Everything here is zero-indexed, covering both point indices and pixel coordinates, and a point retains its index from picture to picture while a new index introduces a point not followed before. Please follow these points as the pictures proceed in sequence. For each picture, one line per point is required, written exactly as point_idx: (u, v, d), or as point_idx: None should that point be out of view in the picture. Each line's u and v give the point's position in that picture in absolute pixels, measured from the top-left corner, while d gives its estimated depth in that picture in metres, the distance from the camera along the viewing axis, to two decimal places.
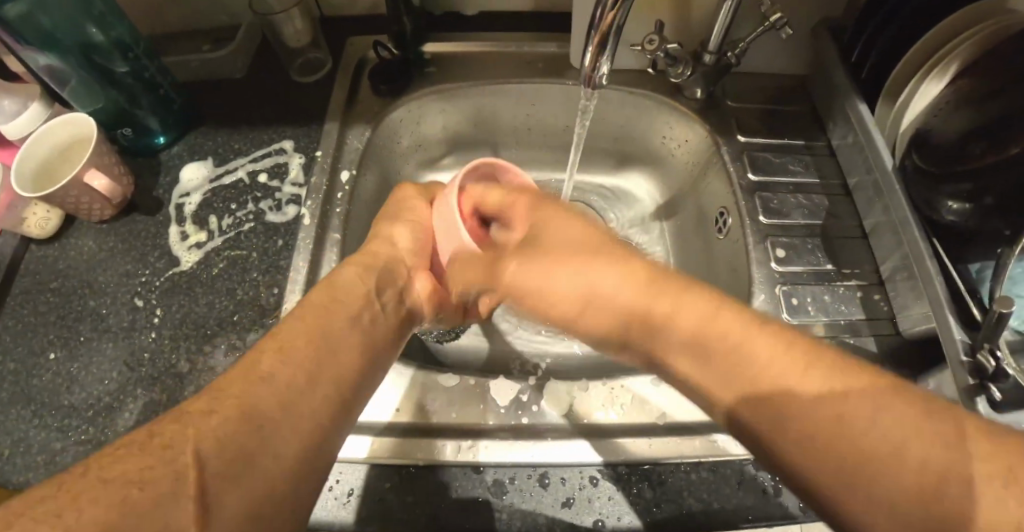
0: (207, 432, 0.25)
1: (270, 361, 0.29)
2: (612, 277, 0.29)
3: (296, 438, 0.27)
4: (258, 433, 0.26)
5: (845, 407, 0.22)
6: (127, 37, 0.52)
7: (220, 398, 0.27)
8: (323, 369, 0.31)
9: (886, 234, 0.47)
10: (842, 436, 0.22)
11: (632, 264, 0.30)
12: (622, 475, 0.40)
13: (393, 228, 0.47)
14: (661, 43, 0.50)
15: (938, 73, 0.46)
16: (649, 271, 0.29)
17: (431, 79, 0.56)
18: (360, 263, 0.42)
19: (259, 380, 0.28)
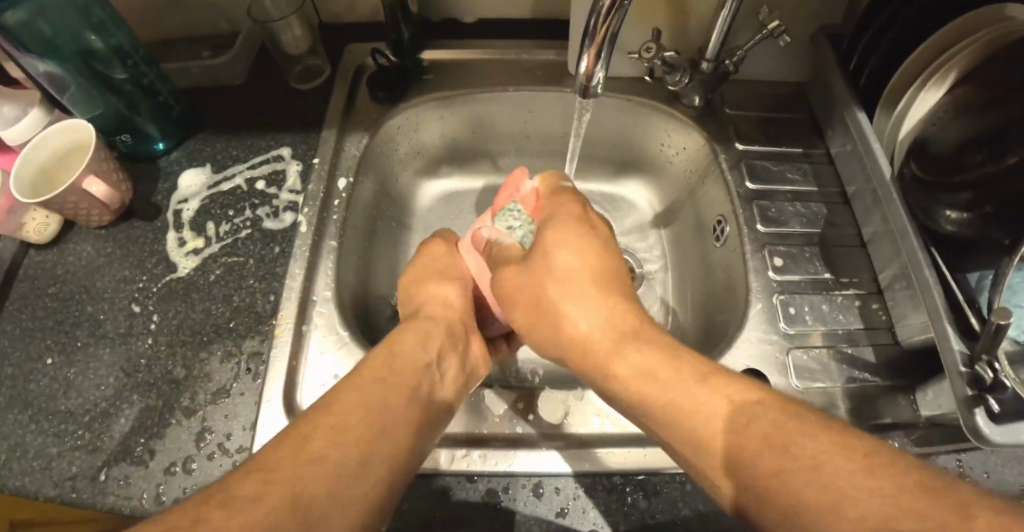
0: (252, 518, 0.24)
1: (318, 439, 0.29)
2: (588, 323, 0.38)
3: (346, 521, 0.27)
4: (307, 519, 0.25)
5: (822, 461, 0.24)
6: (126, 44, 0.52)
7: (268, 476, 0.26)
8: (377, 436, 0.31)
9: (885, 243, 0.47)
10: (808, 477, 0.24)
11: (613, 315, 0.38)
12: (617, 485, 0.39)
13: (437, 285, 0.47)
14: (658, 51, 0.50)
15: (937, 81, 0.46)
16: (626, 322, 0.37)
17: (429, 87, 0.56)
18: (420, 325, 0.43)
19: (310, 459, 0.28)
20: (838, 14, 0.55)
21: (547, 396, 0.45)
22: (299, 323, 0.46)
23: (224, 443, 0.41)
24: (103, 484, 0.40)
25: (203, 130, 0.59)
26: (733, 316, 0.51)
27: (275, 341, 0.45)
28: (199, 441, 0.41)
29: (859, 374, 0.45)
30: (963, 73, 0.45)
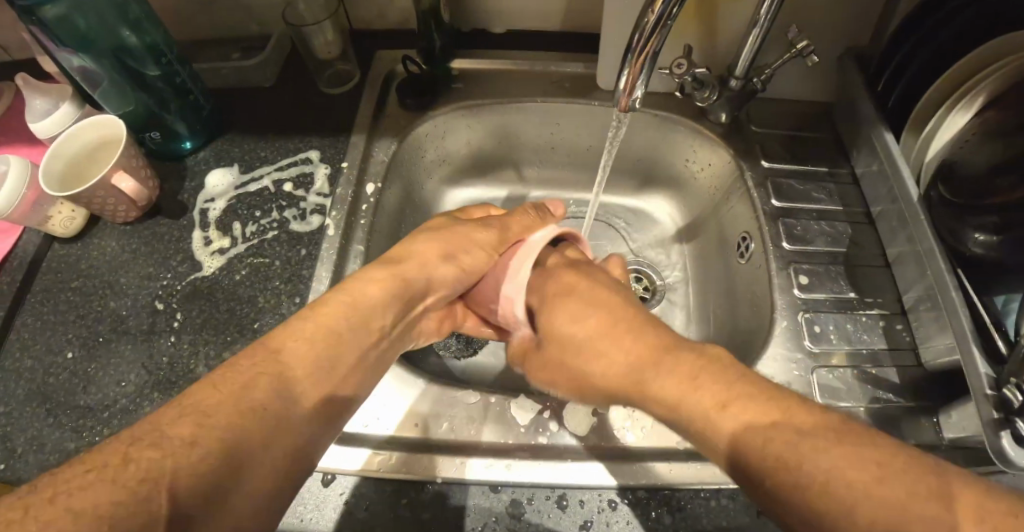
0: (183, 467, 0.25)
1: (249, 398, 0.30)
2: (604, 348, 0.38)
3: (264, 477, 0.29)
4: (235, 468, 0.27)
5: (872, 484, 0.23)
6: (160, 42, 0.52)
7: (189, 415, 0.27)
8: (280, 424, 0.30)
9: (910, 264, 0.47)
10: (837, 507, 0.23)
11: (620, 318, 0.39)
12: (642, 499, 0.39)
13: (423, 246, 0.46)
14: (689, 67, 0.50)
15: (966, 104, 0.46)
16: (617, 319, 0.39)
17: (458, 96, 0.57)
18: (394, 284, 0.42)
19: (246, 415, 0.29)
20: (866, 37, 0.55)
21: (571, 407, 0.45)
22: None
23: None
24: None
25: (231, 131, 0.59)
26: (756, 332, 0.51)
27: None
28: None
29: (885, 395, 0.44)
30: (991, 95, 0.45)
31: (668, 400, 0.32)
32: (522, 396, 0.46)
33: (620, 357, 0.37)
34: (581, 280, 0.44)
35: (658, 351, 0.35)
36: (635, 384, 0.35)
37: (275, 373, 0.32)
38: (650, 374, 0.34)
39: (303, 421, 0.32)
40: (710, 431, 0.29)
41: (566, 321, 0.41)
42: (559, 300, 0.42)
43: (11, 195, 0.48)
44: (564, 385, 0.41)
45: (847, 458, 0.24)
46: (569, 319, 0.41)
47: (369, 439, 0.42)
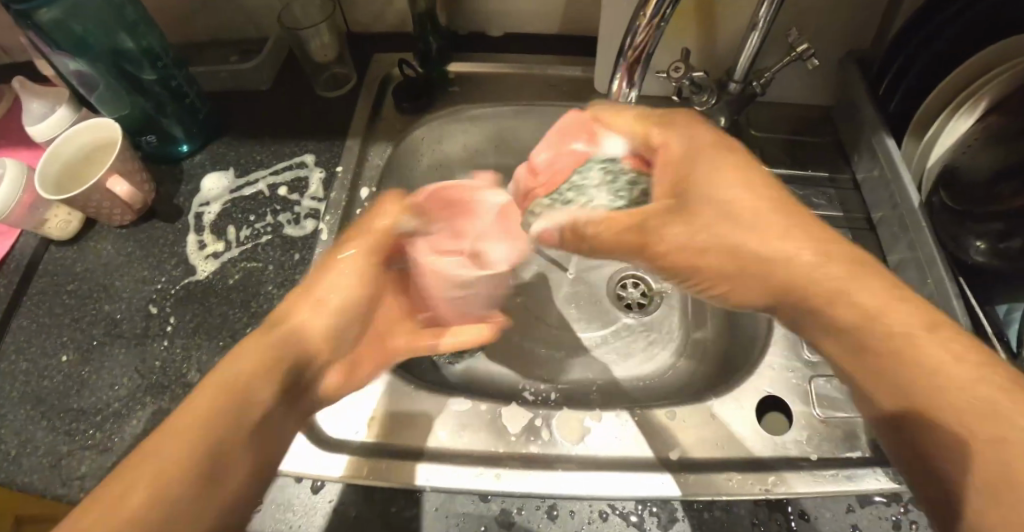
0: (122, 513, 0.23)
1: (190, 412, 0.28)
2: (789, 244, 0.31)
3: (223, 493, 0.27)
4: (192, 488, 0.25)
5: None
6: (157, 46, 0.52)
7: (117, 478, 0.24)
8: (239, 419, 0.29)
9: (911, 272, 0.46)
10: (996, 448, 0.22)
11: (811, 227, 0.32)
12: (633, 511, 0.39)
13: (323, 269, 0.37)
14: (687, 71, 0.50)
15: (968, 109, 0.45)
16: (822, 230, 0.32)
17: (454, 99, 0.57)
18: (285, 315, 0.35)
19: (182, 434, 0.26)
20: (867, 40, 0.54)
21: (563, 415, 0.44)
22: None
23: None
24: None
25: (227, 134, 0.59)
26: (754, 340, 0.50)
27: None
28: None
29: None
30: (994, 100, 0.43)
31: (868, 311, 0.28)
32: (514, 404, 0.45)
33: (795, 249, 0.31)
34: (729, 148, 0.34)
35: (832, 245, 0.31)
36: (810, 284, 0.30)
37: (227, 371, 0.30)
38: (851, 280, 0.29)
39: (270, 415, 0.31)
40: (897, 343, 0.27)
41: (691, 188, 0.32)
42: (705, 163, 0.32)
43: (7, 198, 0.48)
44: (699, 265, 0.34)
45: (978, 375, 0.24)
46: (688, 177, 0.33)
47: (359, 446, 0.42)
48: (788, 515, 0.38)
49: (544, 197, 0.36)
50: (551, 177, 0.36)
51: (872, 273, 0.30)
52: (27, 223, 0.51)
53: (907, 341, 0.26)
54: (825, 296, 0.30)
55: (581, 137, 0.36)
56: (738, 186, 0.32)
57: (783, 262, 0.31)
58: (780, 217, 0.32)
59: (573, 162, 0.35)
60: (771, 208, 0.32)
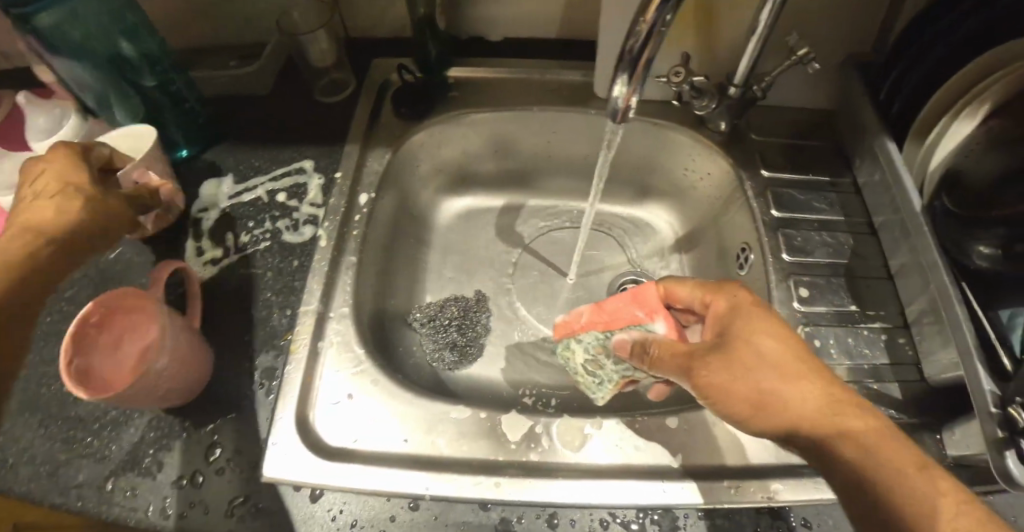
0: None
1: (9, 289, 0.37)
2: (796, 391, 0.34)
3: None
4: None
5: None
6: (156, 50, 0.52)
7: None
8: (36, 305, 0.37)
9: (913, 276, 0.46)
10: None
11: (820, 382, 0.34)
12: (633, 519, 0.38)
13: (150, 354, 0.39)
14: (687, 75, 0.49)
15: (967, 115, 0.44)
16: (832, 388, 0.34)
17: (453, 104, 0.56)
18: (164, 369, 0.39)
19: None
20: (869, 43, 0.54)
21: (563, 422, 0.44)
22: (315, 339, 0.46)
23: (234, 458, 0.41)
24: (109, 494, 0.40)
25: (226, 140, 0.59)
26: None
27: (290, 355, 0.45)
28: (210, 454, 0.41)
29: (885, 412, 0.44)
30: (994, 104, 0.43)
31: (861, 443, 0.31)
32: (514, 411, 0.45)
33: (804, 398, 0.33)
34: (760, 308, 0.37)
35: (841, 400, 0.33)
36: (821, 422, 0.32)
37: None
38: (846, 416, 0.32)
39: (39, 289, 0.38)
40: (884, 474, 0.29)
41: (727, 343, 0.36)
42: (738, 317, 0.37)
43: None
44: (731, 408, 0.35)
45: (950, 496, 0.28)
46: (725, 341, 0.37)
47: (358, 455, 0.41)
48: (789, 523, 0.38)
49: (598, 331, 0.44)
50: (611, 321, 0.44)
51: (871, 415, 0.32)
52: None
53: (902, 475, 0.29)
54: (828, 427, 0.32)
55: (643, 305, 0.43)
56: (759, 336, 0.35)
57: (783, 401, 0.34)
58: (792, 368, 0.34)
59: (629, 319, 0.43)
60: (793, 360, 0.35)
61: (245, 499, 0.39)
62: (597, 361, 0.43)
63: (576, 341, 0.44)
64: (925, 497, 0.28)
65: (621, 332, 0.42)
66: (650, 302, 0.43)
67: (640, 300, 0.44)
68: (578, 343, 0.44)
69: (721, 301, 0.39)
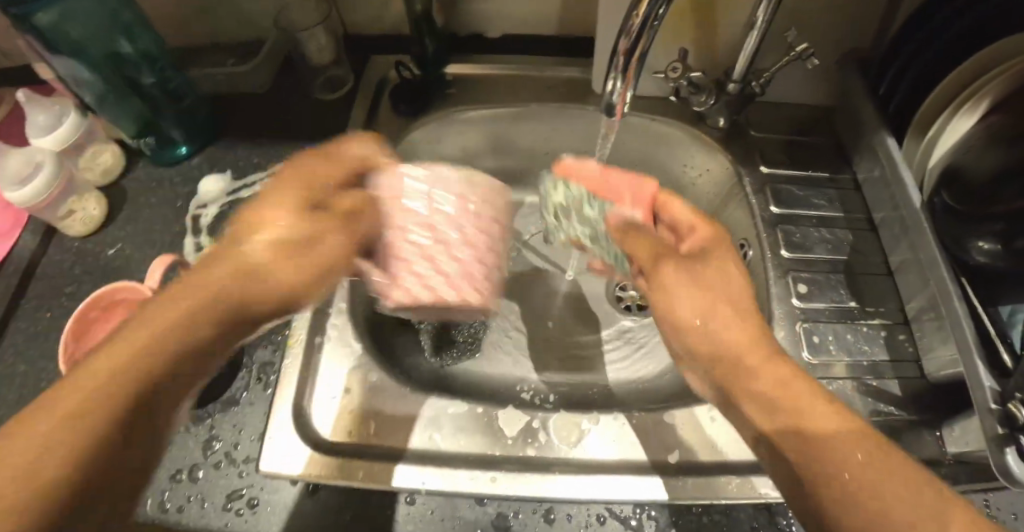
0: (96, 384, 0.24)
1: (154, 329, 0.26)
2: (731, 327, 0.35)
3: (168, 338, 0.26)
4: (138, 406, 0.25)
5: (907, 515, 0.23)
6: (153, 47, 0.53)
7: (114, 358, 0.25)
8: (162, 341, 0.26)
9: (913, 273, 0.46)
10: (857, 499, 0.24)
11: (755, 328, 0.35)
12: (629, 514, 0.38)
13: None
14: (684, 71, 0.50)
15: (968, 109, 0.45)
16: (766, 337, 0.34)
17: (451, 101, 0.56)
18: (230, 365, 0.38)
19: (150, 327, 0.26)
20: (868, 40, 0.54)
21: (559, 417, 0.44)
22: (313, 334, 0.46)
23: (232, 452, 0.41)
24: None
25: (225, 137, 0.59)
26: None
27: (288, 350, 0.45)
28: (207, 448, 0.41)
29: (884, 408, 0.44)
30: (994, 100, 0.44)
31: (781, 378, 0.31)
32: (511, 407, 0.45)
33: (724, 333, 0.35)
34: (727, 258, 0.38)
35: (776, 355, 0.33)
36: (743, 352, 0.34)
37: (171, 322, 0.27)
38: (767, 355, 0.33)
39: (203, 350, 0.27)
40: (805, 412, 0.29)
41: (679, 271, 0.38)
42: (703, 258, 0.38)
43: (50, 177, 0.49)
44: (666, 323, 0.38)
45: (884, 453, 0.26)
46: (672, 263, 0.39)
47: (356, 450, 0.41)
48: (787, 519, 0.38)
49: (585, 190, 0.43)
50: (603, 188, 0.42)
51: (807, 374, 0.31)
52: (48, 211, 0.52)
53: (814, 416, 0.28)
54: (751, 356, 0.33)
55: (637, 192, 0.41)
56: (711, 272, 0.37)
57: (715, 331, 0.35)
58: (732, 309, 0.36)
59: (624, 191, 0.42)
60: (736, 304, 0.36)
61: (241, 493, 0.39)
62: (569, 212, 0.45)
63: (565, 187, 0.44)
64: (843, 442, 0.27)
65: (613, 206, 0.42)
66: (643, 193, 0.41)
67: (631, 196, 0.41)
68: (563, 189, 0.45)
69: (706, 230, 0.39)
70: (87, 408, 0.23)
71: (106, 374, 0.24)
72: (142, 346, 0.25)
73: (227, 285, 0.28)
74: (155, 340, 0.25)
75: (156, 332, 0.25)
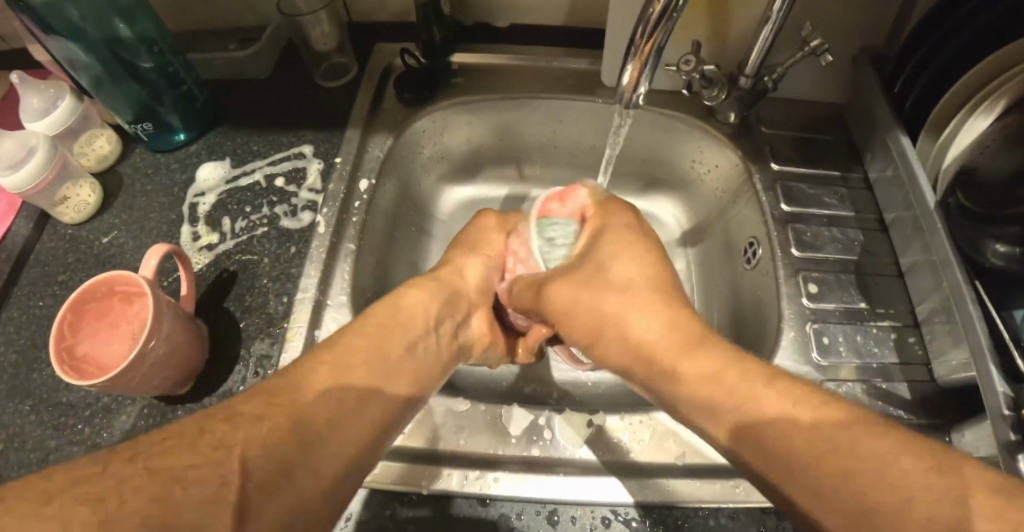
0: (254, 441, 0.26)
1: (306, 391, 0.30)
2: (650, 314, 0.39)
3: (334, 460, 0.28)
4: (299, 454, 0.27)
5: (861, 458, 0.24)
6: (152, 31, 0.51)
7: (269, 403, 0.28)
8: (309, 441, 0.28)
9: (925, 274, 0.45)
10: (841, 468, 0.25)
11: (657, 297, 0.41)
12: (636, 517, 0.37)
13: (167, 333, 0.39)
14: (697, 64, 0.48)
15: (985, 109, 0.44)
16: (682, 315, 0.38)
17: (457, 90, 0.55)
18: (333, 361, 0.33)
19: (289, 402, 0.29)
20: (883, 36, 0.53)
21: (564, 417, 0.43)
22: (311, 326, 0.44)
23: None
24: None
25: (225, 124, 0.58)
26: (762, 339, 0.49)
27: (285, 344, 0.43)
28: None
29: (894, 412, 0.43)
30: (1012, 99, 0.43)
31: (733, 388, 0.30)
32: (515, 405, 0.44)
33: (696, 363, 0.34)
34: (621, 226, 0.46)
35: (692, 341, 0.35)
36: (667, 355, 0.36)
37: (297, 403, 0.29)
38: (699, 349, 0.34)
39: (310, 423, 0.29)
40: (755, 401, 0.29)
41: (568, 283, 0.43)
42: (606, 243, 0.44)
43: (45, 162, 0.48)
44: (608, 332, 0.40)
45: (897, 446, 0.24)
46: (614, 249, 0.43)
47: None
48: (795, 524, 0.37)
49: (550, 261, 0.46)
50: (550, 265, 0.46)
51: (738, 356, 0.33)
52: (42, 198, 0.50)
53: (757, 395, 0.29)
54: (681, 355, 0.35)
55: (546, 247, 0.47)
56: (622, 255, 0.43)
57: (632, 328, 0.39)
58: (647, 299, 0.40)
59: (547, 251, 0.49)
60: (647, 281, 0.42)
61: None
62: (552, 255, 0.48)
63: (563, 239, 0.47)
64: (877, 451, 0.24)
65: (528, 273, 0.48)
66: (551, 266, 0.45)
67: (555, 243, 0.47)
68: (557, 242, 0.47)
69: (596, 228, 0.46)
70: (294, 444, 0.27)
71: (286, 427, 0.27)
72: (318, 436, 0.28)
73: (331, 388, 0.31)
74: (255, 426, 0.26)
75: (317, 400, 0.30)
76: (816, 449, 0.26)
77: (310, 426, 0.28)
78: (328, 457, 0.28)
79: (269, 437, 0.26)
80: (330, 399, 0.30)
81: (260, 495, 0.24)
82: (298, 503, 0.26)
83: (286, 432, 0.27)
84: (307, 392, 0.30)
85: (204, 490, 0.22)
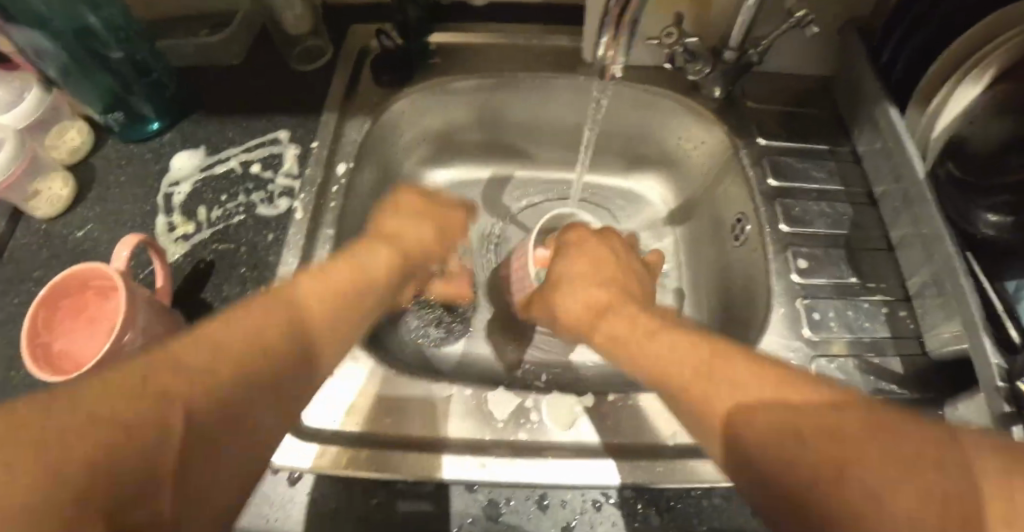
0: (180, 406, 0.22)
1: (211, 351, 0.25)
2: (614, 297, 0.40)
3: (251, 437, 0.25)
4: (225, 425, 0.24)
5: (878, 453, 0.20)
6: (119, 18, 0.48)
7: (213, 350, 0.25)
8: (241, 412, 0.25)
9: (915, 246, 0.45)
10: (839, 461, 0.21)
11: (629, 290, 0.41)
12: (627, 499, 0.37)
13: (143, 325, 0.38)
14: (680, 36, 0.47)
15: (974, 77, 0.43)
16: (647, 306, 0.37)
17: (435, 70, 0.53)
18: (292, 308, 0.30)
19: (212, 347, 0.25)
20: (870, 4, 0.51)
21: (553, 399, 0.42)
22: None
23: None
24: None
25: (199, 112, 0.56)
26: (752, 317, 0.49)
27: None
28: None
29: (887, 386, 0.43)
30: (1002, 67, 0.42)
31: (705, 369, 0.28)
32: (501, 388, 0.43)
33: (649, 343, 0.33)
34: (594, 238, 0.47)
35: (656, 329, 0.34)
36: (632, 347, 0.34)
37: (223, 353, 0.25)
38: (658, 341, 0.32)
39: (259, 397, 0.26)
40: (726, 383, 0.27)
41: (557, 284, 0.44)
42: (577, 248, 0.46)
43: (13, 155, 0.46)
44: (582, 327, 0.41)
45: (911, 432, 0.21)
46: (585, 272, 0.43)
47: (340, 436, 0.39)
48: None
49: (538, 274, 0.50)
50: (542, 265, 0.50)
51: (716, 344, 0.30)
52: (13, 193, 0.48)
53: (734, 373, 0.27)
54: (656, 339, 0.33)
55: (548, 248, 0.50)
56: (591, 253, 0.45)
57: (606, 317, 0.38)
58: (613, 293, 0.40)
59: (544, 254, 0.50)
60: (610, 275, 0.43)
61: None
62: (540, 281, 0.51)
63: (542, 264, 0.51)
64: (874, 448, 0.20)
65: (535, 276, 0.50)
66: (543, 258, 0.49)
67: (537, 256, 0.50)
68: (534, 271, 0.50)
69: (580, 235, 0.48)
70: (225, 413, 0.24)
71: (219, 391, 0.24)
72: (252, 407, 0.25)
73: (271, 342, 0.27)
74: (178, 383, 0.22)
75: (249, 351, 0.26)
76: (818, 439, 0.22)
77: (228, 386, 0.24)
78: (252, 422, 0.25)
79: (194, 397, 0.23)
80: (273, 339, 0.28)
81: (181, 460, 0.22)
82: (217, 468, 0.23)
83: (207, 393, 0.23)
84: (223, 345, 0.25)
85: (133, 436, 0.20)
